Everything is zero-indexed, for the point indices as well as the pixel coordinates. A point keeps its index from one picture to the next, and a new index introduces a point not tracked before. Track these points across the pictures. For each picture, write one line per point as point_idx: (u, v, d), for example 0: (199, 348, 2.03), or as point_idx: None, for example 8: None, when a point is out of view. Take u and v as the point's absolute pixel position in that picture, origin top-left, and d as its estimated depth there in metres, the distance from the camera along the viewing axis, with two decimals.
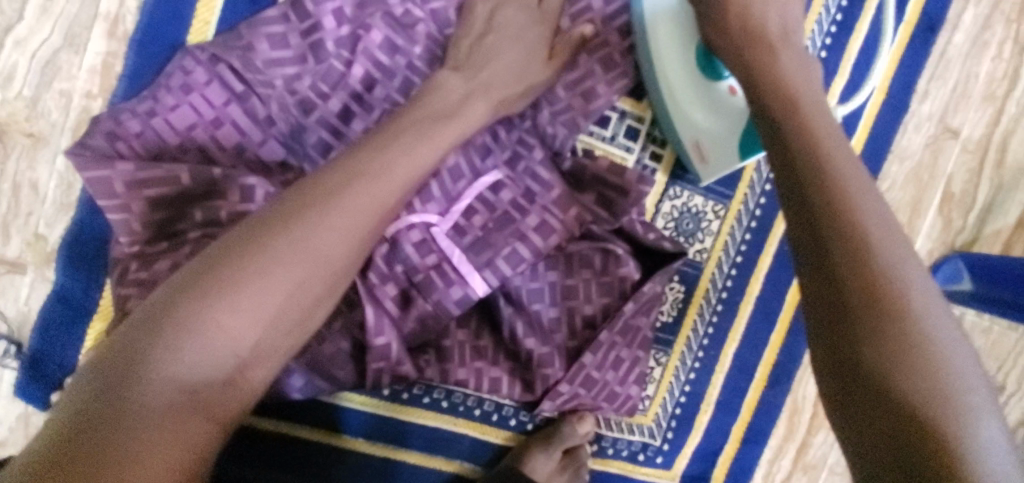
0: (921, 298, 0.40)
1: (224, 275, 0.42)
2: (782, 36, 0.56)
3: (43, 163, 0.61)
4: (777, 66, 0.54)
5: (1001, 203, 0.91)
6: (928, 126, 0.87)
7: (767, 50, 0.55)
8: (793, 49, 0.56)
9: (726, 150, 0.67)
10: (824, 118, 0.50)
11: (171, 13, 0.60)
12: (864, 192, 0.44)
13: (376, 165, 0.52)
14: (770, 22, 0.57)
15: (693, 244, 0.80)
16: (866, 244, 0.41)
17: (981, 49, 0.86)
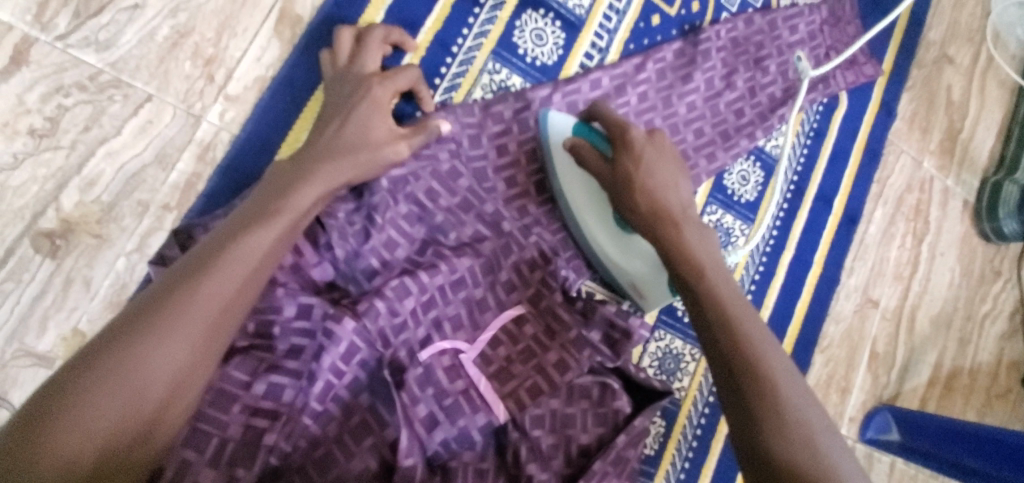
0: (766, 350, 0.60)
1: (56, 402, 0.46)
2: (683, 216, 0.72)
3: (102, 263, 0.64)
4: (713, 287, 0.66)
5: (913, 362, 1.11)
6: (855, 295, 1.05)
7: (676, 233, 0.70)
8: (696, 230, 0.71)
9: (658, 292, 0.79)
10: (736, 299, 0.65)
11: (257, 147, 0.69)
12: (726, 290, 0.66)
13: (215, 263, 0.55)
14: (673, 208, 0.72)
15: (674, 382, 0.90)
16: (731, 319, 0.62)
17: (889, 238, 1.09)
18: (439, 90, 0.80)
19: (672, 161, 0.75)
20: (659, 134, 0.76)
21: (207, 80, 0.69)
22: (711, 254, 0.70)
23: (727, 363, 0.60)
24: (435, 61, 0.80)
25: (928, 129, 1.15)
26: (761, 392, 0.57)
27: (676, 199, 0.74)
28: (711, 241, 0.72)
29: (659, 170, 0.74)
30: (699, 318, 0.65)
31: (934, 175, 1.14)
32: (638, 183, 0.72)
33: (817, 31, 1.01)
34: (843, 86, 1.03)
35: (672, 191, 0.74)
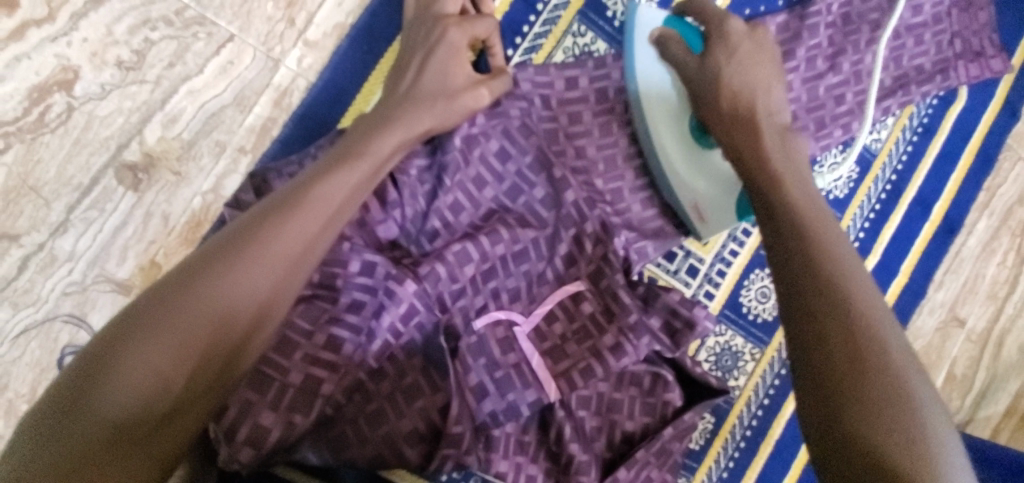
0: (829, 241, 0.55)
1: (150, 313, 0.46)
2: (767, 120, 0.68)
3: (179, 200, 0.66)
4: (769, 166, 0.64)
5: (994, 390, 1.01)
6: (939, 312, 0.97)
7: (757, 147, 0.66)
8: (777, 136, 0.67)
9: (722, 212, 0.75)
10: (814, 205, 0.60)
11: (334, 95, 0.68)
12: (781, 162, 0.64)
13: (304, 200, 0.56)
14: (758, 117, 0.68)
15: (729, 380, 0.86)
16: (796, 212, 0.58)
17: (989, 254, 0.99)
18: (518, 50, 0.77)
19: (766, 70, 0.71)
20: (750, 43, 0.72)
21: (288, 23, 0.68)
22: (793, 163, 0.66)
23: (809, 284, 0.51)
24: (518, 19, 0.76)
25: None
26: (834, 303, 0.49)
27: (764, 101, 0.69)
28: (795, 156, 0.67)
29: (749, 75, 0.70)
30: (775, 245, 0.56)
31: None
32: (726, 85, 0.70)
33: (943, 15, 0.90)
34: (963, 80, 0.92)
35: (760, 93, 0.70)
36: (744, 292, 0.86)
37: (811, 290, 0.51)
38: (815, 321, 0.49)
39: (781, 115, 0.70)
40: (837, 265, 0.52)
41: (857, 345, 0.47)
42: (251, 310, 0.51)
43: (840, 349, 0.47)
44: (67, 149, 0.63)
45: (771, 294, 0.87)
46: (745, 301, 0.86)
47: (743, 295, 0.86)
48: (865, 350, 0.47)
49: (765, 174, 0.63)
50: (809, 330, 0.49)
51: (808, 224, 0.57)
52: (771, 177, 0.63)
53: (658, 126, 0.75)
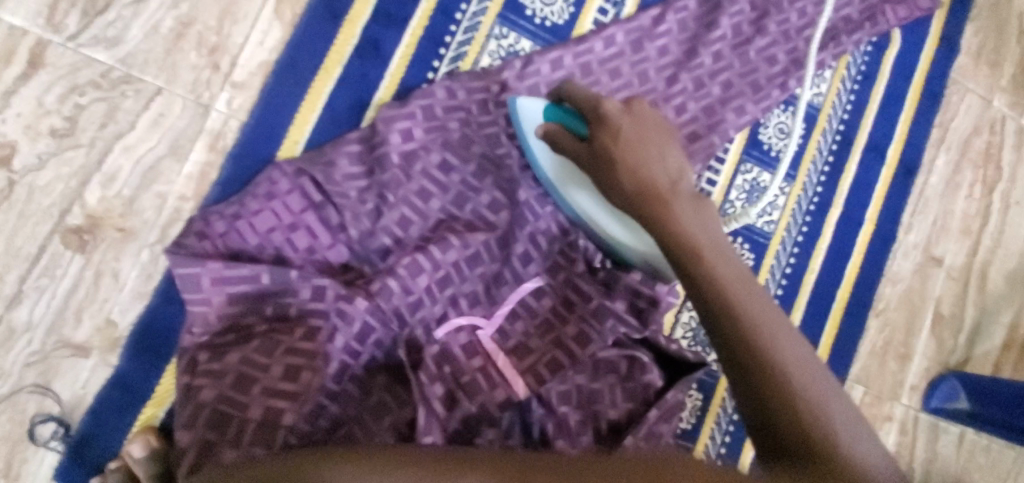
0: (746, 293, 0.53)
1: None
2: (671, 184, 0.61)
3: (128, 255, 0.66)
4: (678, 220, 0.58)
5: (985, 324, 1.00)
6: (914, 254, 0.96)
7: (660, 203, 0.60)
8: (684, 195, 0.60)
9: (675, 257, 0.71)
10: (712, 233, 0.58)
11: (268, 131, 0.70)
12: (683, 205, 0.59)
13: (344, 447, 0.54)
14: (660, 180, 0.61)
15: (709, 354, 0.85)
16: (700, 255, 0.56)
17: (954, 189, 0.98)
18: (444, 61, 0.76)
19: (656, 129, 0.65)
20: (634, 106, 0.66)
21: (213, 69, 0.69)
22: (695, 218, 0.58)
23: (738, 359, 0.51)
24: (439, 31, 0.76)
25: (998, 63, 1.02)
26: (764, 367, 0.50)
27: (657, 166, 0.62)
28: (705, 207, 0.61)
29: (637, 134, 0.64)
30: (704, 312, 0.54)
31: (1006, 114, 1.02)
32: (619, 160, 0.63)
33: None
34: (893, 22, 0.93)
35: (654, 161, 0.62)
36: None
37: (745, 349, 0.50)
38: (751, 389, 0.49)
39: (686, 173, 0.63)
40: (755, 320, 0.51)
41: (766, 348, 0.50)
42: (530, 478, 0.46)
43: (785, 417, 0.48)
44: (12, 223, 0.64)
45: None
46: None
47: None
48: (807, 413, 0.48)
49: (663, 221, 0.58)
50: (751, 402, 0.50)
51: (725, 276, 0.54)
52: (674, 230, 0.58)
53: (587, 214, 0.72)
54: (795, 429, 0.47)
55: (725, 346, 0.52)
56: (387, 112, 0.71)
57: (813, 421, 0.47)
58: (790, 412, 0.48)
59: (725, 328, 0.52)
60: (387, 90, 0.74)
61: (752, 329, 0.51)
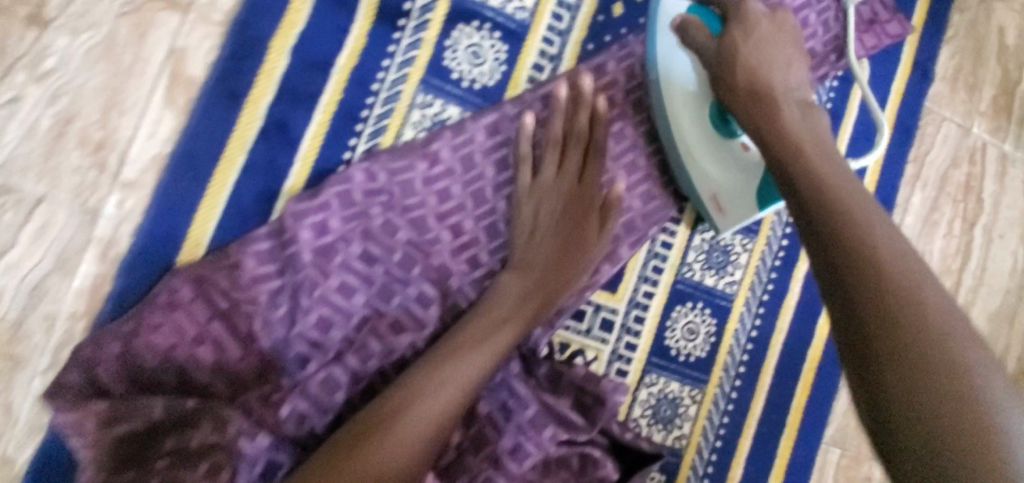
0: (902, 255, 0.50)
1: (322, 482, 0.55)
2: (785, 94, 0.67)
3: (18, 385, 0.61)
4: (817, 175, 0.59)
5: None
6: None
7: (806, 162, 0.61)
8: (800, 119, 0.65)
9: (742, 201, 0.72)
10: (845, 180, 0.58)
11: (164, 234, 0.63)
12: (812, 150, 0.62)
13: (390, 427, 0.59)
14: (776, 87, 0.67)
15: (672, 430, 0.80)
16: (846, 212, 0.54)
17: (932, 227, 0.92)
18: (362, 137, 0.68)
19: (794, 44, 0.71)
20: (766, 47, 0.69)
21: (99, 169, 0.62)
22: (812, 123, 0.66)
23: (863, 292, 0.48)
24: (354, 103, 0.68)
25: (977, 86, 0.95)
26: (919, 301, 0.46)
27: (781, 78, 0.68)
28: (839, 162, 0.62)
29: (756, 53, 0.68)
30: (835, 273, 0.51)
31: (988, 141, 0.95)
32: (738, 69, 0.67)
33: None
34: (860, 53, 0.85)
35: (777, 69, 0.68)
36: (668, 334, 0.80)
37: (910, 294, 0.47)
38: (867, 351, 0.46)
39: (816, 108, 0.68)
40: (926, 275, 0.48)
41: (918, 291, 0.47)
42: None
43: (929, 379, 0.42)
44: None
45: (697, 331, 0.81)
46: (672, 344, 0.80)
47: (669, 339, 0.80)
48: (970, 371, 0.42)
49: (813, 181, 0.58)
50: (869, 382, 0.45)
51: (895, 245, 0.50)
52: (830, 207, 0.55)
53: (672, 111, 0.72)
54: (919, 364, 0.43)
55: (854, 318, 0.47)
56: (297, 205, 0.64)
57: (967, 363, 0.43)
58: (916, 408, 0.42)
59: (864, 291, 0.48)
60: (298, 175, 0.66)
61: (884, 259, 0.49)
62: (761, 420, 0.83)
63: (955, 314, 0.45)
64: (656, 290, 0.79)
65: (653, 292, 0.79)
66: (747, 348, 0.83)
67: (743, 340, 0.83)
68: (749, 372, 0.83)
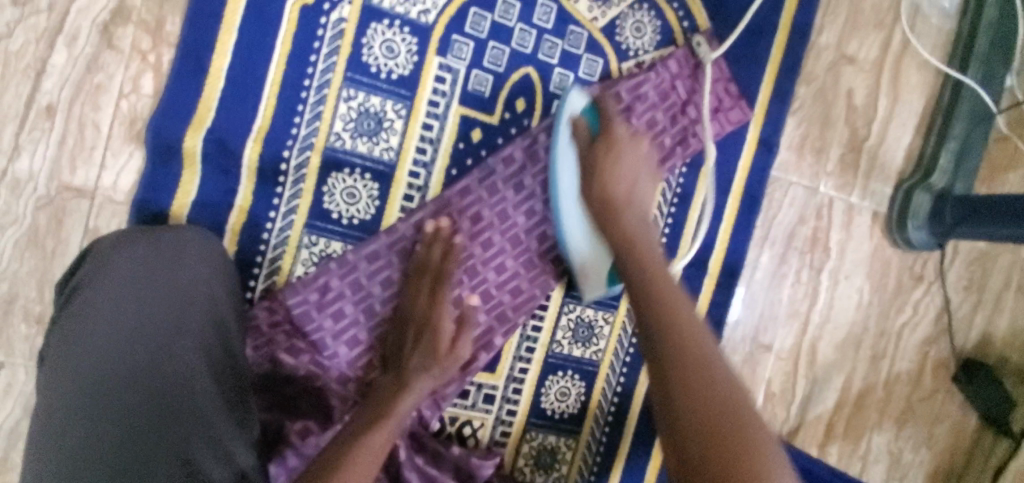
0: (686, 317, 0.69)
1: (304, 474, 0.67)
2: (630, 201, 0.81)
3: None
4: (642, 261, 0.76)
5: (817, 390, 1.12)
6: (742, 346, 1.06)
7: (626, 224, 0.79)
8: (635, 213, 0.81)
9: (600, 276, 0.89)
10: (655, 263, 0.76)
11: None
12: (637, 231, 0.79)
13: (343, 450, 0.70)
14: (621, 188, 0.81)
15: (552, 472, 0.98)
16: (650, 290, 0.72)
17: (780, 280, 1.07)
18: (260, 278, 0.82)
19: (644, 161, 0.84)
20: (622, 212, 0.80)
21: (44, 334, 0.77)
22: (643, 228, 0.80)
23: (655, 348, 0.67)
24: (249, 252, 0.81)
25: (824, 148, 1.05)
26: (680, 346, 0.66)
27: (628, 188, 0.82)
28: (646, 221, 0.81)
29: (625, 165, 0.82)
30: (643, 335, 0.69)
31: (834, 196, 1.07)
32: (616, 183, 0.81)
33: (668, 90, 0.94)
34: (705, 141, 0.96)
35: (627, 176, 0.82)
36: (543, 399, 0.96)
37: (676, 356, 0.65)
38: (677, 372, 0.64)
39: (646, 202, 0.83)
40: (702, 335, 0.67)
41: (684, 345, 0.66)
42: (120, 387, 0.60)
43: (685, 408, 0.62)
44: None
45: (570, 393, 0.97)
46: (547, 406, 0.96)
47: (544, 402, 0.96)
48: (714, 369, 0.64)
49: (633, 257, 0.76)
50: (665, 418, 0.63)
51: (680, 309, 0.70)
52: (642, 288, 0.73)
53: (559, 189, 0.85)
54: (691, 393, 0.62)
55: (654, 360, 0.67)
56: None
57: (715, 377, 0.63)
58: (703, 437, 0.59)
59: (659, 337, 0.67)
60: None
61: (671, 324, 0.68)
62: (630, 456, 1.01)
63: (745, 400, 0.62)
64: (530, 364, 0.95)
65: (528, 367, 0.95)
66: (614, 401, 0.99)
67: (610, 395, 0.99)
68: (617, 420, 1.00)
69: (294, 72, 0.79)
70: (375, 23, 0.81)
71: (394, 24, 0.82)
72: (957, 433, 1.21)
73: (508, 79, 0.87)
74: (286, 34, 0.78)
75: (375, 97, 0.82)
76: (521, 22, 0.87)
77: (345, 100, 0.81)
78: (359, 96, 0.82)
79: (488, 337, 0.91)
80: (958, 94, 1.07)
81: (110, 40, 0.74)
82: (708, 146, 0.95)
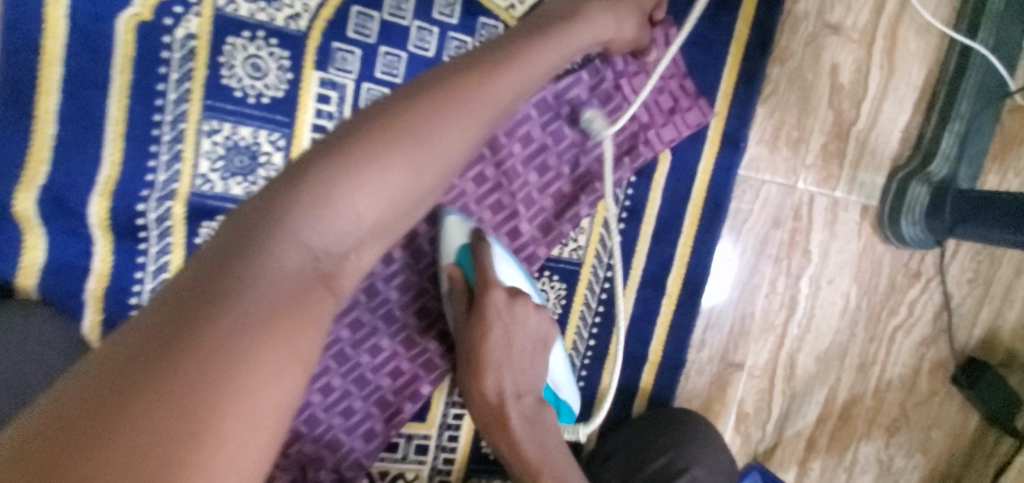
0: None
1: (85, 432, 0.36)
2: (503, 354, 0.71)
3: None
4: (497, 397, 0.71)
5: (797, 405, 1.01)
6: (709, 368, 0.95)
7: (490, 372, 0.71)
8: (517, 368, 0.72)
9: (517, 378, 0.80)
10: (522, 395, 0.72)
11: None
12: (494, 357, 0.71)
13: (193, 316, 0.41)
14: (490, 352, 0.71)
15: None
16: (526, 463, 0.71)
17: (752, 291, 0.94)
18: None
19: (528, 331, 0.72)
20: (511, 423, 0.71)
21: None
22: (548, 441, 0.72)
23: None
24: (116, 320, 0.69)
25: (803, 138, 0.90)
26: None
27: (500, 332, 0.70)
28: (540, 359, 0.74)
29: (500, 328, 0.70)
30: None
31: (815, 193, 0.92)
32: (475, 338, 0.70)
33: (612, 90, 0.82)
34: (657, 148, 0.84)
35: (500, 354, 0.71)
36: (483, 444, 0.86)
37: None
38: None
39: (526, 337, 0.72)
40: None
41: None
42: (279, 303, 0.44)
43: None
44: None
45: None
46: (489, 451, 0.86)
47: (485, 447, 0.86)
48: None
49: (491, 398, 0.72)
50: None
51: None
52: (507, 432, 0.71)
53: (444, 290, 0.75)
54: None
55: None
56: None
57: None
58: None
59: None
60: None
61: None
62: None
63: None
64: (465, 410, 0.84)
65: (463, 412, 0.84)
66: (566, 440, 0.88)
67: None
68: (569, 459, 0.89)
69: (140, 107, 0.66)
70: (233, 37, 0.67)
71: (257, 35, 0.67)
72: (956, 438, 1.08)
73: None
74: (123, 60, 0.65)
75: (245, 127, 0.69)
76: (417, 18, 0.72)
77: (208, 134, 0.68)
78: (224, 128, 0.68)
79: (415, 385, 0.80)
80: (966, 63, 0.89)
81: None
82: (596, 129, 0.81)
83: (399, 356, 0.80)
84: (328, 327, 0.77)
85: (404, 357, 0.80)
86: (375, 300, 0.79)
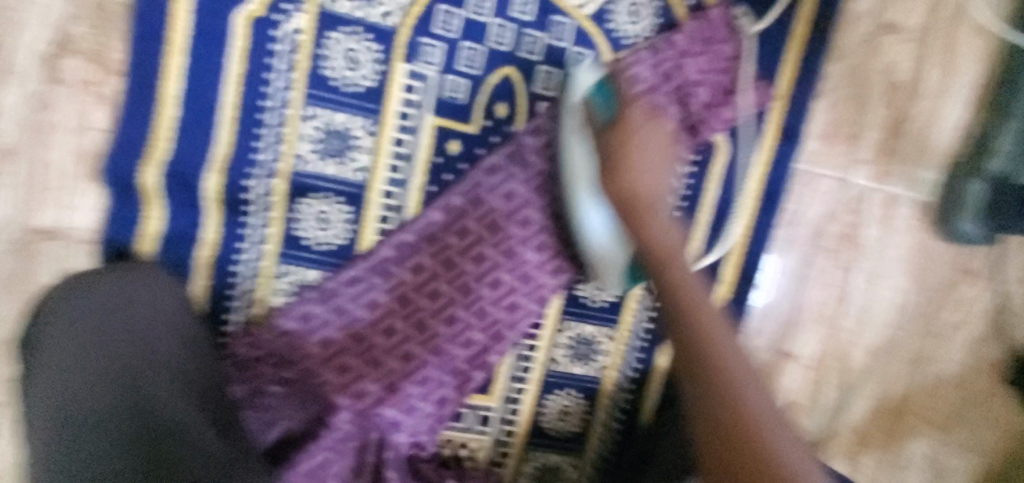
0: (756, 402, 0.63)
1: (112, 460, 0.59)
2: (651, 205, 0.75)
3: None
4: (654, 238, 0.74)
5: (849, 399, 1.02)
6: (761, 356, 0.98)
7: (648, 218, 0.74)
8: (659, 216, 0.75)
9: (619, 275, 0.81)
10: (685, 271, 0.73)
11: None
12: (665, 235, 0.74)
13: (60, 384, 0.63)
14: (642, 191, 0.75)
15: None
16: (676, 283, 0.72)
17: (806, 281, 0.96)
18: (237, 310, 0.79)
19: (666, 146, 0.78)
20: (672, 255, 0.73)
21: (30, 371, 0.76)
22: (688, 271, 0.73)
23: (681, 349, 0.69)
24: (222, 284, 0.77)
25: (859, 134, 0.92)
26: (708, 371, 0.65)
27: (652, 182, 0.76)
28: (671, 228, 0.76)
29: (652, 163, 0.76)
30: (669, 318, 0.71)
31: (871, 188, 0.94)
32: (638, 185, 0.75)
33: (673, 70, 0.85)
34: (717, 128, 0.87)
35: (649, 174, 0.75)
36: (542, 418, 0.90)
37: (689, 338, 0.68)
38: (699, 369, 0.66)
39: (665, 197, 0.77)
40: (727, 345, 0.67)
41: (719, 380, 0.64)
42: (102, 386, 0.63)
43: (721, 396, 0.63)
44: None
45: (572, 411, 0.91)
46: (547, 425, 0.91)
47: (544, 421, 0.91)
48: (741, 410, 0.62)
49: (652, 263, 0.73)
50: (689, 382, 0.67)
51: (748, 397, 0.63)
52: (669, 286, 0.71)
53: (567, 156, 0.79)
54: (717, 401, 0.63)
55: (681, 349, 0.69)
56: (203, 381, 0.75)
57: (738, 406, 0.62)
58: (711, 407, 0.64)
59: (686, 360, 0.68)
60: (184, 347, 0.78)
61: (690, 309, 0.70)
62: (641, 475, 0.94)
63: (772, 426, 0.61)
64: (527, 384, 0.89)
65: (524, 386, 0.89)
66: (620, 418, 0.92)
67: (615, 412, 0.92)
68: (623, 437, 0.92)
69: (250, 94, 0.73)
70: (333, 32, 0.74)
71: (357, 30, 0.74)
72: (1013, 440, 1.07)
73: (485, 83, 0.79)
74: (240, 51, 0.72)
75: (341, 114, 0.76)
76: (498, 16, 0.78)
77: (309, 120, 0.75)
78: (322, 113, 0.76)
79: (485, 356, 0.84)
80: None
81: (58, 73, 0.71)
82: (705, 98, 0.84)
83: (471, 329, 0.83)
84: (407, 298, 0.81)
85: (475, 329, 0.83)
86: (450, 273, 0.82)
